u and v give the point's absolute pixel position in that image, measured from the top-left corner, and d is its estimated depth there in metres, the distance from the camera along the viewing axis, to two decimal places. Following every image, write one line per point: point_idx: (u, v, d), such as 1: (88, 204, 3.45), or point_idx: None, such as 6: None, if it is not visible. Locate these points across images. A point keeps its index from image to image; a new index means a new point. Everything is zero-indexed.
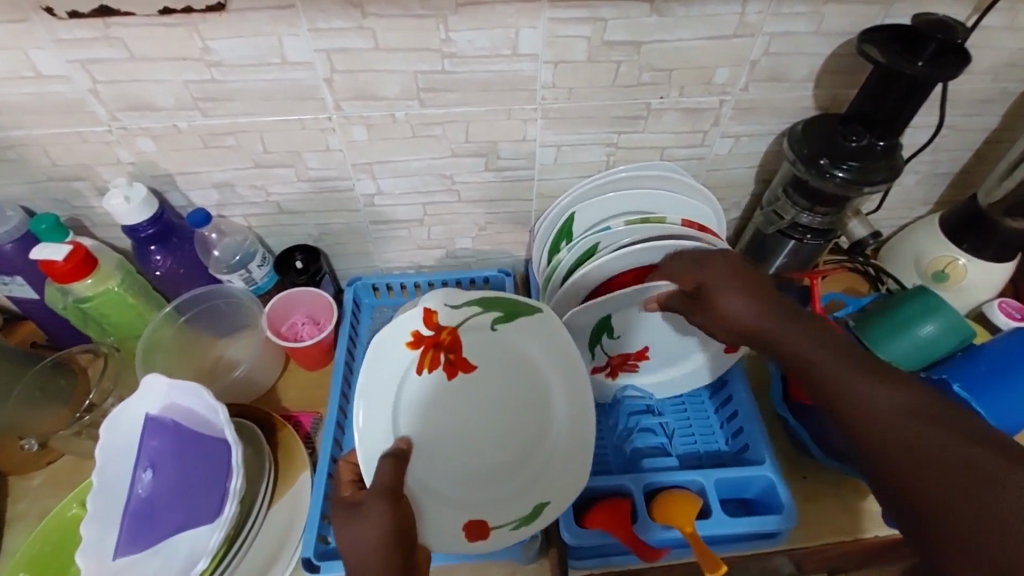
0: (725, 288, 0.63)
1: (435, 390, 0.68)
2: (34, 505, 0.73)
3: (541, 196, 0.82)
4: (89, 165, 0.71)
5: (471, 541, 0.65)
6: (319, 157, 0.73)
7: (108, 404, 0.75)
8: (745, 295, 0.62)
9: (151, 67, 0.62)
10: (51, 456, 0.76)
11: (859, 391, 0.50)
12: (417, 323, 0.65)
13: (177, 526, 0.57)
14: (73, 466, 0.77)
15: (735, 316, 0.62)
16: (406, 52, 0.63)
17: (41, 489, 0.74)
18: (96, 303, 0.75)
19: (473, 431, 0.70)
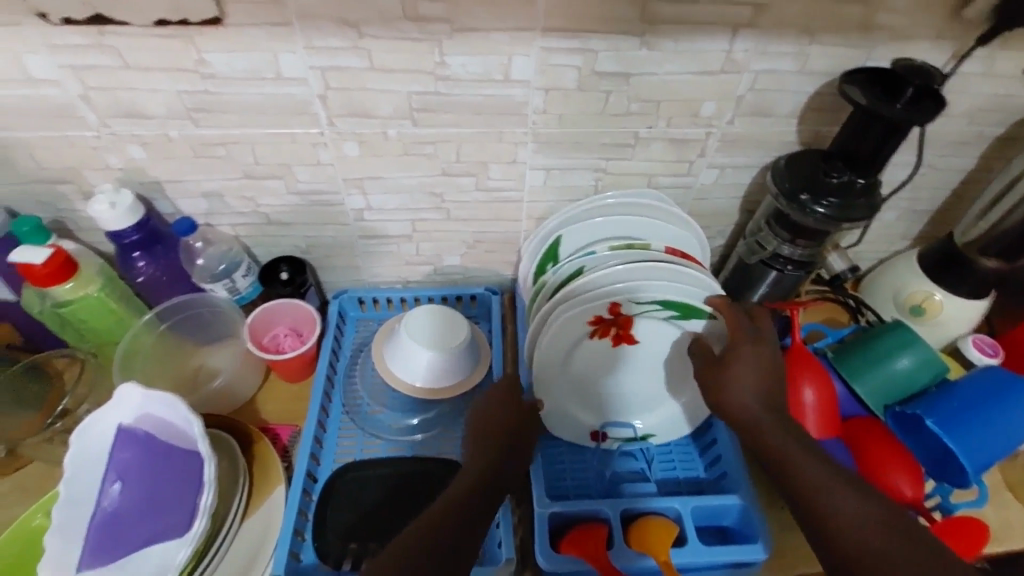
0: (748, 355, 0.65)
1: (597, 352, 0.77)
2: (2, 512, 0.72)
3: (529, 217, 0.83)
4: (77, 169, 0.71)
5: (587, 439, 0.79)
6: (309, 171, 0.73)
7: (81, 411, 0.74)
8: (758, 368, 0.64)
9: (145, 76, 0.62)
10: (20, 461, 0.74)
11: (835, 491, 0.52)
12: (598, 310, 0.73)
13: (147, 540, 0.55)
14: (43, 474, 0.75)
15: (738, 385, 0.64)
16: (400, 73, 0.64)
17: (9, 496, 0.73)
18: (74, 309, 0.73)
19: (605, 369, 0.79)
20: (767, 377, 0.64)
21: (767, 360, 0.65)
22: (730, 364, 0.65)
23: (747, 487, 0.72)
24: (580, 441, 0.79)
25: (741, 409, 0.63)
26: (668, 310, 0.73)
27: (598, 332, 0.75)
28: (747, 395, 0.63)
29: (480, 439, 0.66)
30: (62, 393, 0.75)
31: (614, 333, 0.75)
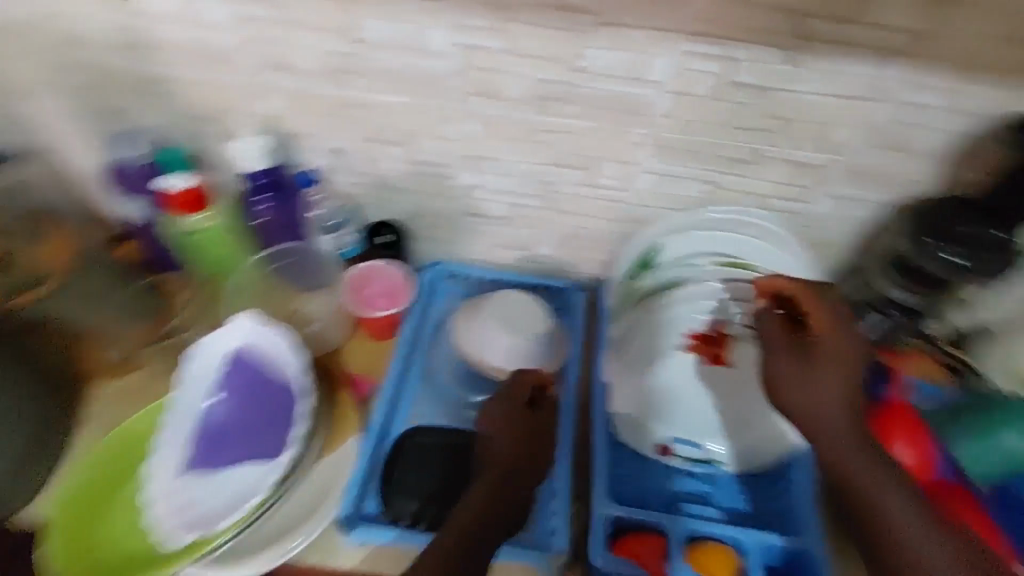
0: (830, 355, 0.61)
1: (685, 368, 0.75)
2: (101, 415, 0.75)
3: (628, 220, 0.83)
4: (221, 111, 0.76)
5: (654, 451, 0.75)
6: (427, 143, 0.76)
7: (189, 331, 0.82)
8: (838, 370, 0.60)
9: (302, 33, 0.66)
10: (126, 370, 0.79)
11: (908, 529, 0.53)
12: (696, 320, 0.76)
13: (242, 459, 0.62)
14: (142, 385, 0.78)
15: (821, 395, 0.60)
16: (537, 59, 0.65)
17: (108, 401, 0.76)
18: (202, 236, 0.79)
19: (692, 387, 0.75)
20: (853, 392, 0.60)
21: (851, 360, 0.61)
22: (816, 370, 0.61)
23: (816, 534, 0.69)
24: (643, 449, 0.76)
25: (807, 407, 0.60)
26: None
27: (696, 351, 0.75)
28: (830, 407, 0.59)
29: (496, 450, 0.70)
30: (174, 318, 0.82)
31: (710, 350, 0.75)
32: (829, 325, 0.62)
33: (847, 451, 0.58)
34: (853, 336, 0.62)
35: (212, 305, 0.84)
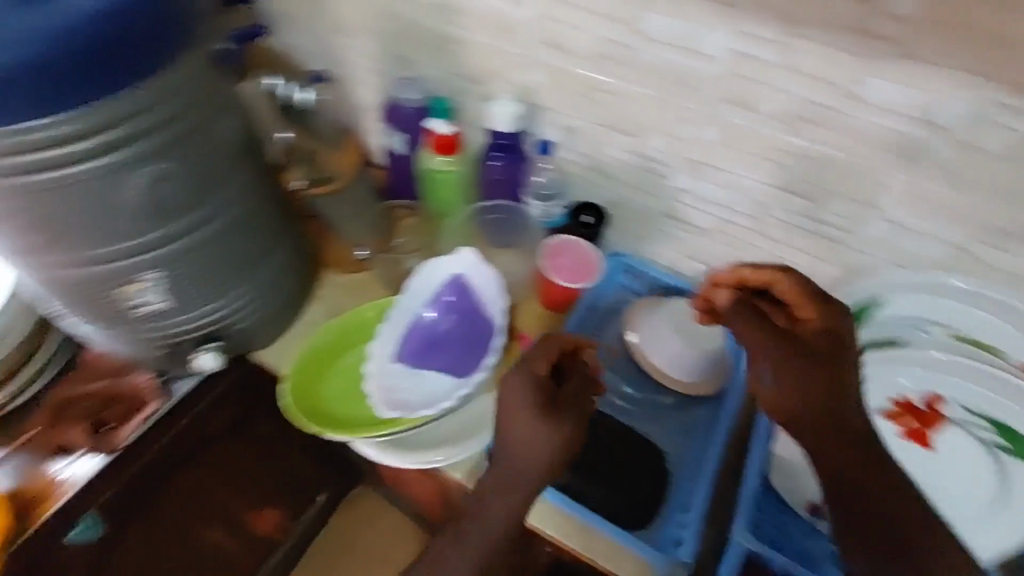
0: (826, 357, 0.58)
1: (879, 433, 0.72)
2: (331, 298, 0.91)
3: (844, 266, 0.77)
4: (486, 74, 0.85)
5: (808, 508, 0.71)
6: (660, 139, 0.78)
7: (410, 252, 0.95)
8: (829, 373, 0.58)
9: (586, 17, 0.72)
10: (357, 268, 0.94)
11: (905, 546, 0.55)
12: (911, 391, 0.71)
13: (442, 364, 0.79)
14: (364, 284, 0.93)
15: (788, 386, 0.58)
16: (810, 79, 0.64)
17: (339, 288, 0.92)
18: (440, 178, 0.89)
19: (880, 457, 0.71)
20: (800, 372, 0.58)
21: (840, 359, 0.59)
22: (801, 366, 0.58)
23: None
24: (792, 504, 0.72)
25: (795, 412, 0.59)
26: (994, 433, 0.68)
27: (898, 421, 0.72)
28: (765, 381, 0.59)
29: (513, 456, 0.63)
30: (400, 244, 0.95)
31: (911, 424, 0.71)
32: (817, 312, 0.59)
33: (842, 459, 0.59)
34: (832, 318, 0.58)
35: (429, 243, 0.96)
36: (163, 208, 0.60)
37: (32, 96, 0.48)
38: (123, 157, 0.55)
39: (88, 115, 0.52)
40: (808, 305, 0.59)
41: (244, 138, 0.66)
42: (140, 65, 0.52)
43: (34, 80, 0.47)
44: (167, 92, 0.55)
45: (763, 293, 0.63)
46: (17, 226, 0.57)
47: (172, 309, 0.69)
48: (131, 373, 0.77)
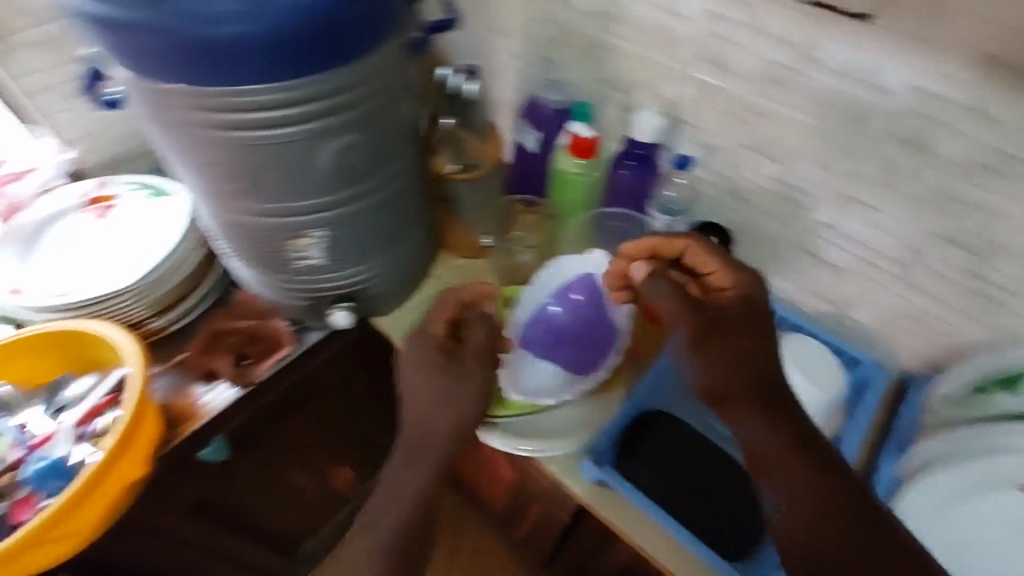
0: (734, 320, 0.65)
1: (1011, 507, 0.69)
2: (447, 279, 0.96)
3: (996, 326, 0.73)
4: (635, 84, 0.86)
5: None
6: (809, 169, 0.76)
7: (528, 248, 0.98)
8: (743, 333, 0.65)
9: (756, 39, 0.71)
10: (475, 254, 0.98)
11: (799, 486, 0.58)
12: None
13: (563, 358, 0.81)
14: (478, 271, 0.98)
15: (718, 361, 0.64)
16: (1002, 127, 0.60)
17: (456, 271, 0.97)
18: (568, 180, 0.89)
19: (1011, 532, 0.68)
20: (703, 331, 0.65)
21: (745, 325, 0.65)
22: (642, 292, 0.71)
23: None
24: None
25: (726, 385, 0.64)
26: None
27: None
28: (716, 369, 0.64)
29: (416, 414, 0.72)
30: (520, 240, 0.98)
31: None
32: (730, 280, 0.67)
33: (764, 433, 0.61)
34: (734, 279, 0.67)
35: (546, 242, 0.98)
36: (342, 175, 0.67)
37: (258, 66, 0.55)
38: (323, 127, 0.62)
39: (293, 89, 0.58)
40: (699, 252, 0.69)
41: (412, 123, 0.73)
42: (355, 46, 0.57)
43: (267, 50, 0.54)
44: (365, 74, 0.61)
45: (678, 265, 0.71)
46: (222, 175, 0.65)
47: (323, 268, 0.77)
48: (276, 317, 0.85)
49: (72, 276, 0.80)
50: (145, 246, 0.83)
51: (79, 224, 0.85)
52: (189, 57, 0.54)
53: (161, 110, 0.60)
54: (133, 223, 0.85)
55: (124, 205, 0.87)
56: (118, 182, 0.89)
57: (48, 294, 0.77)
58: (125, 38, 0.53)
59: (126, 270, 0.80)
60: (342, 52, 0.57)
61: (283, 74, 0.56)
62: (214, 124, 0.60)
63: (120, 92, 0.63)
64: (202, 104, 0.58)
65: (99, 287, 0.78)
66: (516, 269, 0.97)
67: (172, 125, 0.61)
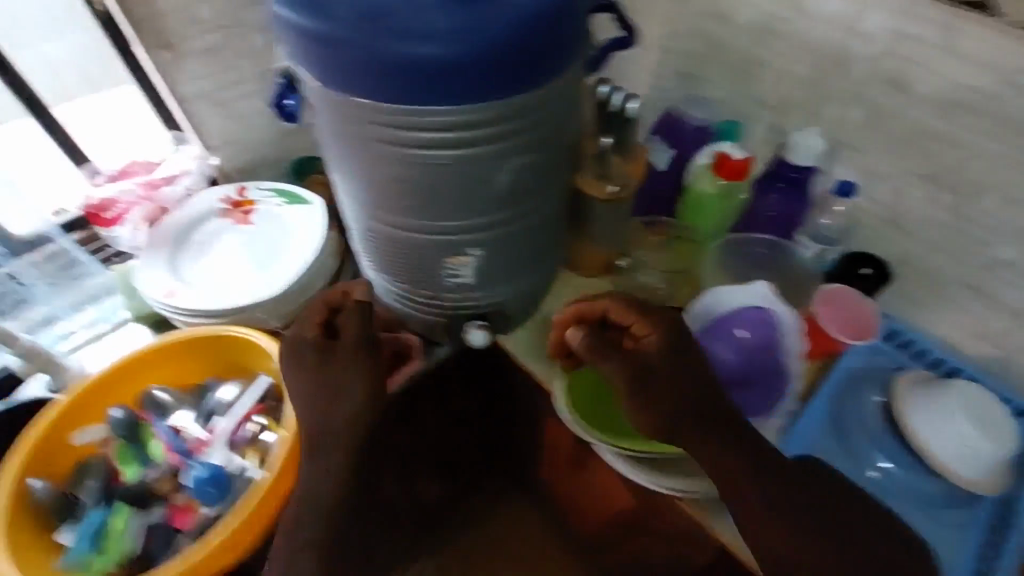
0: (642, 358, 0.66)
1: None
2: (566, 300, 0.89)
3: None
4: (790, 104, 0.81)
5: None
6: (996, 203, 0.69)
7: (651, 268, 0.89)
8: (628, 364, 0.66)
9: (950, 60, 0.66)
10: (596, 272, 0.90)
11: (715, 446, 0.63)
12: None
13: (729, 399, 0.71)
14: (598, 292, 0.90)
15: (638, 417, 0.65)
16: None
17: (575, 291, 0.90)
18: (713, 202, 0.84)
19: None
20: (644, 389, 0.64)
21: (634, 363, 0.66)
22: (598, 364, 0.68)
23: None
24: None
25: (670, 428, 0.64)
26: None
27: None
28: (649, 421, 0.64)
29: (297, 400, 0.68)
30: (648, 261, 0.89)
31: None
32: (650, 326, 0.68)
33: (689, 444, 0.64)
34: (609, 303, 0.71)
35: (675, 264, 0.88)
36: (510, 198, 0.66)
37: (458, 82, 0.54)
38: (505, 149, 0.61)
39: (485, 108, 0.56)
40: (620, 310, 0.70)
41: (575, 142, 0.70)
42: (550, 62, 0.56)
43: (471, 65, 0.53)
44: (553, 94, 0.59)
45: (608, 324, 0.72)
46: (396, 191, 0.64)
47: (469, 290, 0.76)
48: (407, 331, 0.86)
49: (216, 280, 0.81)
50: (285, 253, 0.83)
51: (221, 229, 0.86)
52: (401, 77, 0.54)
53: (350, 126, 0.60)
54: (272, 231, 0.86)
55: (262, 213, 0.88)
56: (255, 189, 0.91)
57: (197, 298, 0.78)
58: (342, 57, 0.54)
59: (269, 277, 0.80)
60: (541, 76, 0.56)
61: (484, 98, 0.55)
62: (401, 141, 0.60)
63: (306, 105, 0.64)
64: (396, 122, 0.58)
65: (244, 294, 0.78)
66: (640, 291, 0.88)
67: (355, 140, 0.61)
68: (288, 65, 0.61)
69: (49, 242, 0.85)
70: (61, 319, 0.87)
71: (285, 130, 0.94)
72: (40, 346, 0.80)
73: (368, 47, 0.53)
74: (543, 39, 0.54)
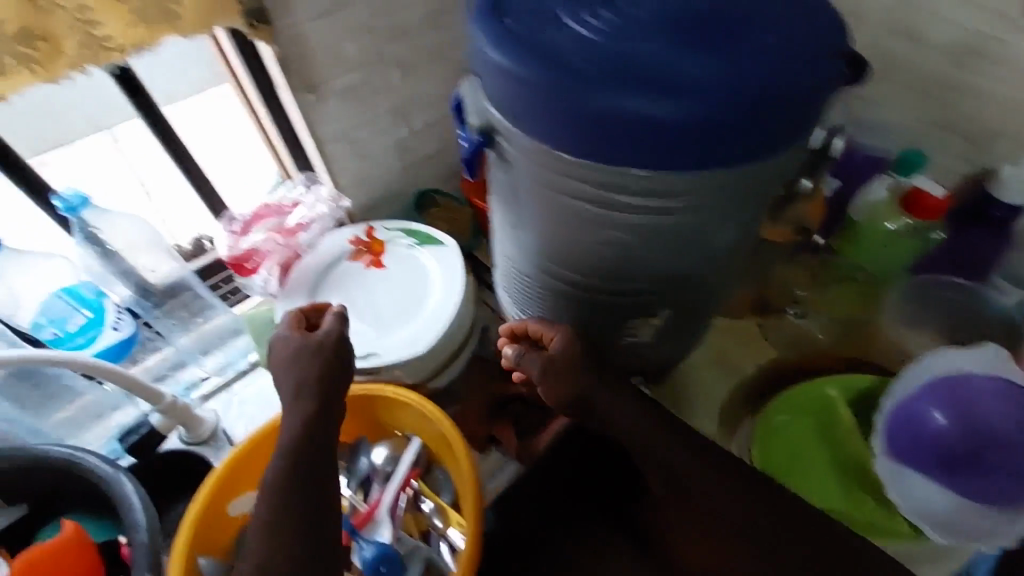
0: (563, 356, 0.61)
1: None
2: (718, 345, 0.84)
3: None
4: (991, 133, 0.72)
5: None
6: None
7: (811, 311, 0.85)
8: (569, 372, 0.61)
9: None
10: (747, 316, 0.86)
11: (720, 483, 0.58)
12: None
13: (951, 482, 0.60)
14: (750, 336, 0.85)
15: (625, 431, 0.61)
16: None
17: (726, 336, 0.85)
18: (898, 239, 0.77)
19: None
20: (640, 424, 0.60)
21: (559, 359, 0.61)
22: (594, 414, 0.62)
23: None
24: None
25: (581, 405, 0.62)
26: None
27: None
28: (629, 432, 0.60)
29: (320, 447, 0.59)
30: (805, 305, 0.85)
31: None
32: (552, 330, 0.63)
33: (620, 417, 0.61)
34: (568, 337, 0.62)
35: (831, 307, 0.84)
36: (724, 258, 0.58)
37: (714, 143, 0.45)
38: (740, 210, 0.52)
39: (735, 171, 0.47)
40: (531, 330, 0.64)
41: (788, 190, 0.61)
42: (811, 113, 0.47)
43: (734, 122, 0.44)
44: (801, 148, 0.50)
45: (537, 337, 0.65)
46: (603, 259, 0.55)
47: (645, 349, 0.68)
48: None
49: (359, 334, 0.76)
50: (427, 302, 0.79)
51: (354, 275, 0.82)
52: (671, 147, 0.45)
53: (556, 183, 0.51)
54: (408, 277, 0.82)
55: (394, 255, 0.84)
56: (382, 229, 0.86)
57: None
58: (601, 123, 0.45)
59: (417, 331, 0.76)
60: (804, 133, 0.48)
61: (753, 164, 0.47)
62: (632, 207, 0.50)
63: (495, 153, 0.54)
64: (633, 188, 0.48)
65: (394, 350, 0.74)
66: (797, 337, 0.84)
67: (558, 198, 0.52)
68: (484, 108, 0.51)
69: (185, 290, 0.81)
70: (190, 365, 0.87)
71: (406, 163, 0.89)
72: (180, 401, 0.76)
73: (643, 117, 0.44)
74: (822, 99, 0.47)
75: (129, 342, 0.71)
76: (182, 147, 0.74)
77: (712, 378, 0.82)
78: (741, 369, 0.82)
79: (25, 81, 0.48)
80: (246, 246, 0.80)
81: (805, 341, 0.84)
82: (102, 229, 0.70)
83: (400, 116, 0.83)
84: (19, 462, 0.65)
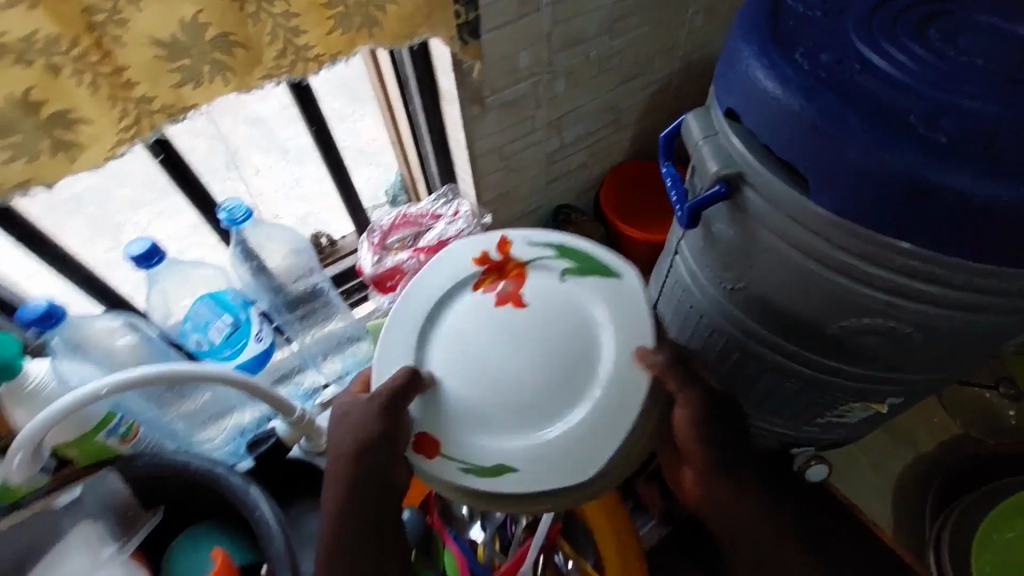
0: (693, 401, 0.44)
1: None
2: (909, 426, 0.74)
3: None
4: None
5: None
6: None
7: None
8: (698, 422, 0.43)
9: None
10: (956, 399, 0.74)
11: None
12: None
13: None
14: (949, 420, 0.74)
15: (736, 516, 0.43)
16: None
17: (925, 420, 0.74)
18: None
19: None
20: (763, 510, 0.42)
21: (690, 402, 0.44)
22: (707, 487, 0.44)
23: None
24: None
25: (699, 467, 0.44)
26: None
27: None
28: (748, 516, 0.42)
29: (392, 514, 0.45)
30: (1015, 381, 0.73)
31: None
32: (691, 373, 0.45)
33: (729, 487, 0.43)
34: (700, 392, 0.44)
35: None
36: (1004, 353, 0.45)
37: None
38: None
39: None
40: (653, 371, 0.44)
41: None
42: None
43: None
44: None
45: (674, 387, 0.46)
46: (865, 345, 0.43)
47: (847, 424, 0.57)
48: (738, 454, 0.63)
49: (484, 425, 0.46)
50: (596, 372, 0.46)
51: (478, 319, 0.49)
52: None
53: (803, 247, 0.40)
54: (559, 328, 0.48)
55: (539, 287, 0.50)
56: (522, 241, 0.53)
57: (462, 462, 0.45)
58: (929, 208, 0.33)
59: (582, 441, 0.44)
60: None
61: None
62: (933, 300, 0.37)
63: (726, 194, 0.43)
64: (950, 280, 0.36)
65: (545, 470, 0.44)
66: (996, 421, 0.73)
67: (795, 262, 0.42)
68: (726, 142, 0.42)
69: (320, 296, 0.79)
70: (309, 369, 0.82)
71: (551, 177, 0.82)
72: (308, 413, 0.69)
73: (1010, 217, 0.32)
74: None
75: (268, 352, 0.69)
76: (335, 153, 0.70)
77: (884, 452, 0.73)
78: (917, 446, 0.72)
79: (217, 92, 0.44)
80: (391, 265, 0.77)
81: (992, 416, 0.73)
82: (257, 242, 0.70)
83: (555, 130, 0.75)
84: (162, 467, 0.62)
